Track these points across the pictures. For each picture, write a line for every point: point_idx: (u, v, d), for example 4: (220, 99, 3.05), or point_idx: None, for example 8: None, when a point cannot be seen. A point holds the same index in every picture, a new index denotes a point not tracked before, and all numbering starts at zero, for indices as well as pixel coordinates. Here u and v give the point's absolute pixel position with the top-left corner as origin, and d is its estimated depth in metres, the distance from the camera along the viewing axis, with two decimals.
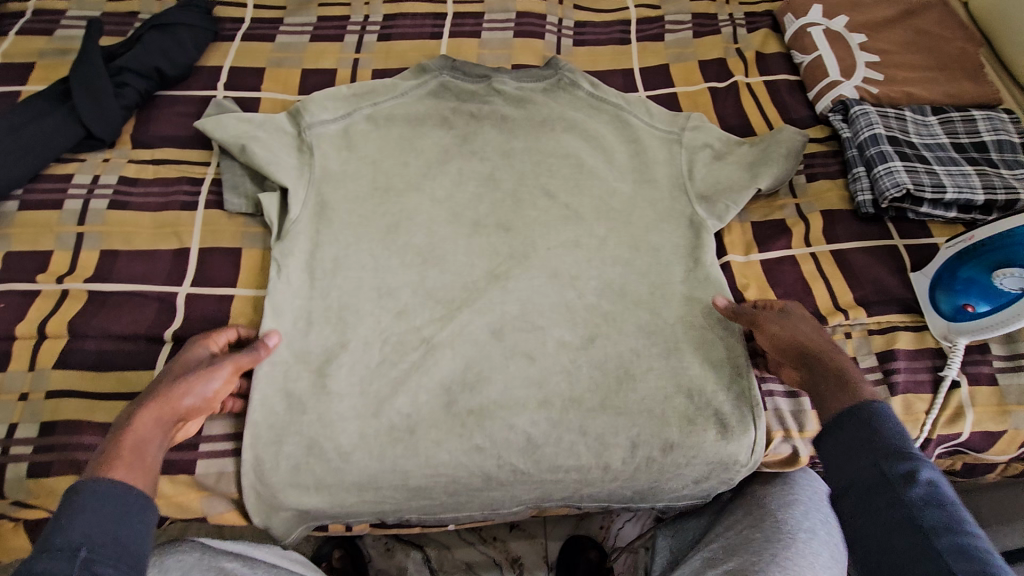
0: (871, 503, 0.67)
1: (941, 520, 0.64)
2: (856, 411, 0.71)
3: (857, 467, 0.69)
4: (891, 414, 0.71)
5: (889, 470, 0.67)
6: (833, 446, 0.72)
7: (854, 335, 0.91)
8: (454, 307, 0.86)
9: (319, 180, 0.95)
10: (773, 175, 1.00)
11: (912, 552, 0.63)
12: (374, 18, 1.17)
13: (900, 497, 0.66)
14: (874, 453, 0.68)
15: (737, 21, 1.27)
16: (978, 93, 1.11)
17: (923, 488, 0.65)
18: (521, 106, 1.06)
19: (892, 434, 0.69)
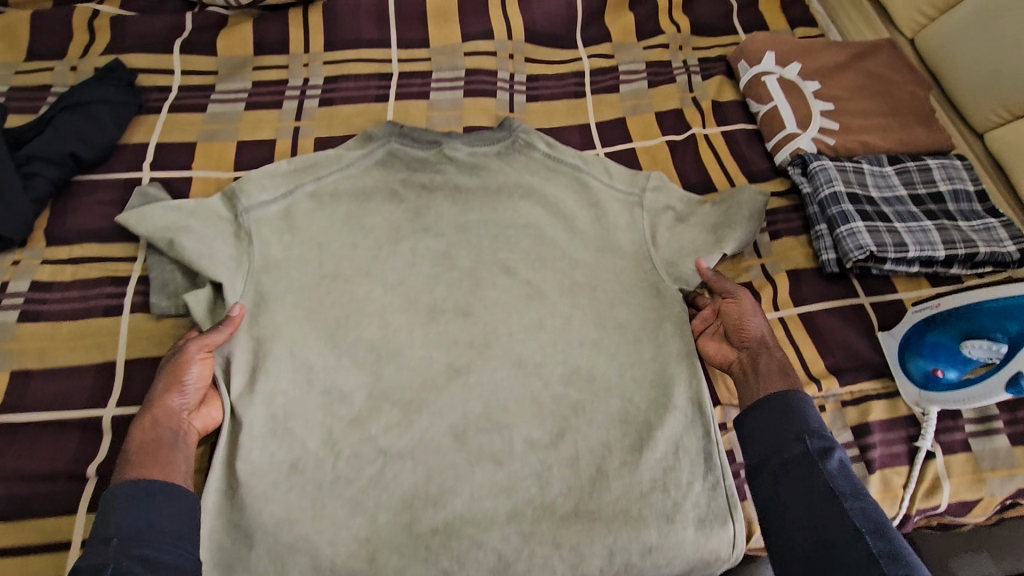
0: (789, 473, 0.72)
1: (850, 487, 0.69)
2: (783, 394, 0.78)
3: (780, 442, 0.75)
4: (811, 401, 0.78)
5: (808, 443, 0.73)
6: (759, 424, 0.77)
7: (829, 408, 0.88)
8: (414, 409, 0.80)
9: (260, 270, 0.87)
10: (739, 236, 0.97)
11: (825, 514, 0.68)
12: (314, 81, 1.10)
13: (817, 467, 0.71)
14: (795, 429, 0.75)
15: (691, 68, 1.25)
16: (931, 141, 1.11)
17: (836, 461, 0.71)
18: (475, 173, 1.01)
19: (810, 416, 0.76)
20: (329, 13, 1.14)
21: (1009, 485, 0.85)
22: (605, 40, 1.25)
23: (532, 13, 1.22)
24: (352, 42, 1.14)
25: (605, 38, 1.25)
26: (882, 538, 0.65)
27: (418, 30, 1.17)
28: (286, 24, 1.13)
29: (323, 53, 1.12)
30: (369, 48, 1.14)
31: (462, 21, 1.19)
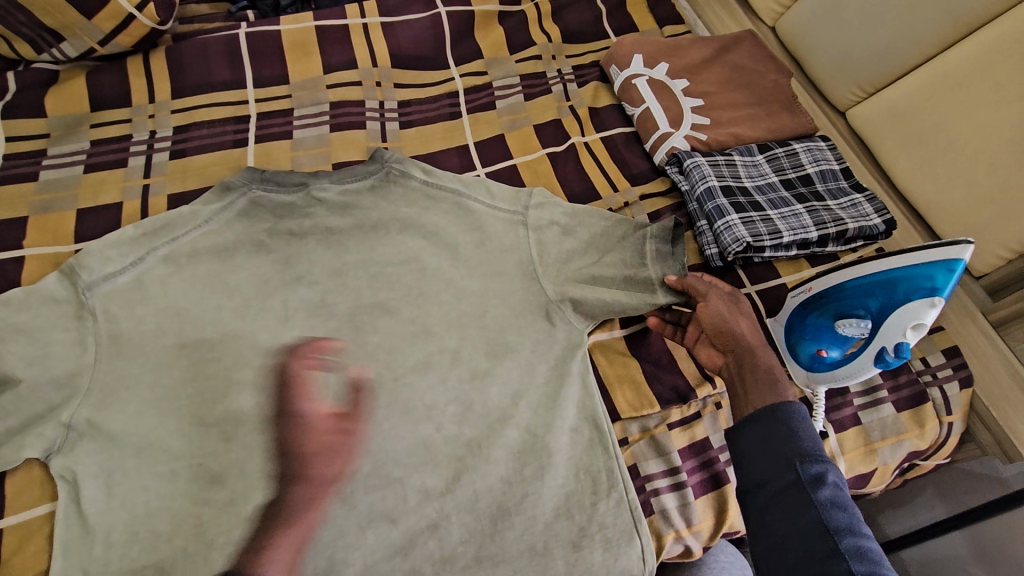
0: (778, 504, 0.64)
1: (846, 521, 0.61)
2: (774, 410, 0.69)
3: (770, 465, 0.66)
4: (805, 416, 0.69)
5: (800, 470, 0.64)
6: (751, 441, 0.69)
7: (706, 412, 0.88)
8: (293, 480, 0.75)
9: (110, 351, 0.80)
10: (650, 254, 0.93)
11: (817, 554, 0.59)
12: (163, 132, 1.02)
13: (807, 499, 0.62)
14: (789, 454, 0.65)
15: (566, 76, 1.24)
16: (796, 125, 1.16)
17: (830, 490, 0.63)
18: (347, 213, 0.95)
19: (803, 436, 0.67)
20: (174, 59, 1.07)
21: (898, 451, 0.89)
22: (477, 57, 1.23)
23: (397, 37, 1.18)
24: (202, 87, 1.07)
25: (476, 55, 1.23)
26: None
27: (275, 66, 1.11)
28: (126, 75, 1.04)
29: (172, 102, 1.05)
30: (222, 91, 1.07)
31: (323, 52, 1.14)
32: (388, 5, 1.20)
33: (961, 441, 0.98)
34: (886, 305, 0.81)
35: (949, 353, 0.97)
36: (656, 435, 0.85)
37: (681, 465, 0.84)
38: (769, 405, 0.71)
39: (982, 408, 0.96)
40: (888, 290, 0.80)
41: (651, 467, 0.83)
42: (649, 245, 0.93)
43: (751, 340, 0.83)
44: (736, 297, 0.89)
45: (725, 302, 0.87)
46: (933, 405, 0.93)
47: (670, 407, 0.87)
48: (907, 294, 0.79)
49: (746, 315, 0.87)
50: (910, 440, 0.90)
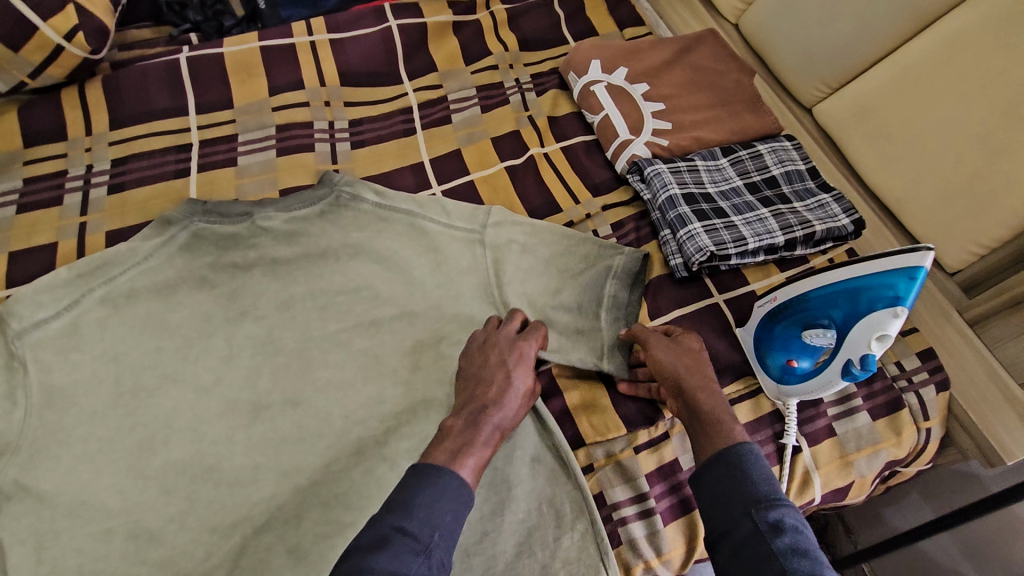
0: (737, 556, 0.59)
1: (814, 574, 0.55)
2: (726, 454, 0.66)
3: (727, 516, 0.61)
4: (759, 458, 0.65)
5: (755, 518, 0.59)
6: (708, 491, 0.64)
7: (674, 432, 0.84)
8: (237, 531, 0.72)
9: (41, 404, 0.76)
10: (606, 297, 0.91)
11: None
12: (101, 166, 0.99)
13: (764, 548, 0.57)
14: (745, 502, 0.61)
15: (523, 85, 1.20)
16: (760, 126, 1.12)
17: (791, 538, 0.58)
18: (294, 242, 0.89)
19: (758, 479, 0.63)
20: (112, 88, 1.02)
21: (875, 462, 0.86)
22: (431, 70, 1.19)
23: (346, 54, 1.14)
24: (141, 115, 1.02)
25: (430, 67, 1.19)
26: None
27: (218, 90, 1.07)
28: (59, 107, 1.00)
29: (110, 133, 1.01)
30: (163, 119, 1.03)
31: (269, 73, 1.10)
32: (337, 22, 1.16)
33: (941, 446, 0.95)
34: (850, 315, 0.77)
35: (923, 356, 0.94)
36: (622, 459, 0.82)
37: (649, 491, 0.80)
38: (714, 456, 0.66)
39: (959, 410, 0.93)
40: (851, 300, 0.77)
41: (618, 494, 0.80)
42: (610, 288, 0.91)
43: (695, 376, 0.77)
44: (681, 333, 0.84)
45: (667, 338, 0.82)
46: (909, 410, 0.90)
47: (637, 429, 0.84)
48: (870, 304, 0.75)
49: (696, 350, 0.81)
50: (887, 450, 0.87)
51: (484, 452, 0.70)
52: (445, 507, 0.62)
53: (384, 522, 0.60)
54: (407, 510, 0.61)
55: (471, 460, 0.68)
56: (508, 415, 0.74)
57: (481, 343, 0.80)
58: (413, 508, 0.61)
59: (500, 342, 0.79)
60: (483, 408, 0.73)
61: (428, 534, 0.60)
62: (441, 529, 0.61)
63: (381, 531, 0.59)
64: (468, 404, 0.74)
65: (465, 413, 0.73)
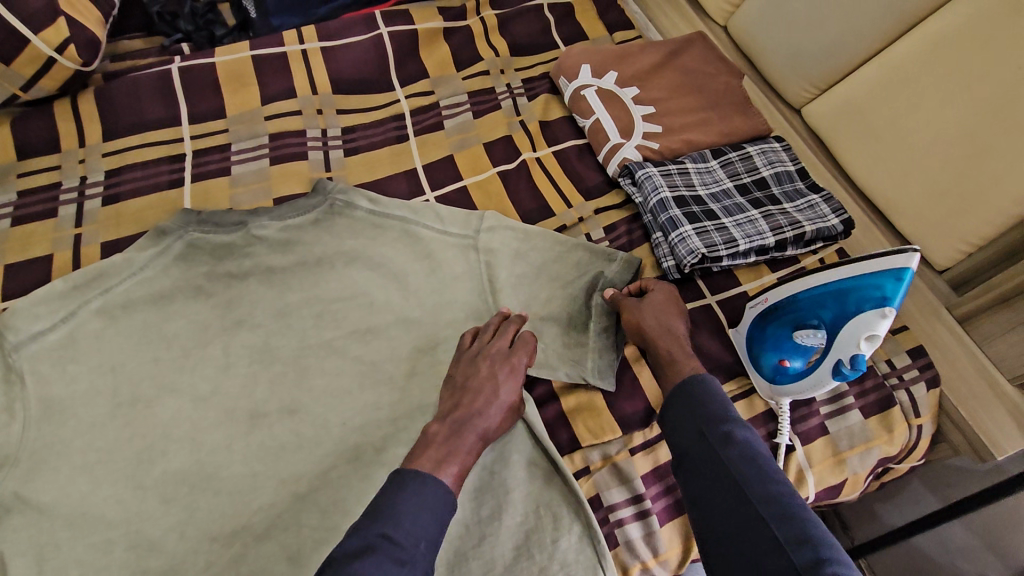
0: (696, 468, 0.66)
1: (758, 473, 0.62)
2: (683, 385, 0.73)
3: (686, 433, 0.69)
4: (713, 383, 0.72)
5: (709, 432, 0.67)
6: (671, 416, 0.71)
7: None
8: (237, 539, 0.72)
9: (39, 417, 0.76)
10: (597, 307, 0.92)
11: (734, 507, 0.61)
12: (94, 177, 0.99)
13: (718, 458, 0.64)
14: (699, 422, 0.68)
15: (515, 90, 1.21)
16: (750, 128, 1.14)
17: (739, 447, 0.65)
18: (289, 250, 0.90)
19: (711, 399, 0.70)
20: (104, 99, 1.03)
21: (868, 459, 0.88)
22: (423, 76, 1.20)
23: (338, 62, 1.15)
24: (134, 126, 1.03)
25: (422, 73, 1.20)
26: (790, 523, 0.58)
27: (211, 100, 1.07)
28: (52, 120, 1.01)
29: (103, 144, 1.01)
30: (156, 130, 1.03)
31: (261, 82, 1.10)
32: (328, 29, 1.16)
33: (933, 442, 0.96)
34: (839, 316, 0.78)
35: (913, 354, 0.95)
36: (618, 462, 0.83)
37: (645, 493, 0.81)
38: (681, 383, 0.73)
39: (950, 406, 0.95)
40: (839, 300, 0.78)
41: (614, 496, 0.81)
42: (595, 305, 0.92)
43: (662, 329, 0.83)
44: (649, 291, 0.90)
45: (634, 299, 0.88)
46: (901, 408, 0.91)
47: (631, 431, 0.85)
48: (858, 304, 0.76)
49: (666, 303, 0.87)
50: (879, 447, 0.88)
51: (468, 460, 0.70)
52: (428, 516, 0.62)
53: (369, 529, 0.60)
54: (392, 519, 0.61)
55: (453, 467, 0.68)
56: (490, 426, 0.74)
57: (473, 354, 0.80)
58: (399, 515, 0.61)
59: (492, 354, 0.79)
60: (470, 415, 0.73)
61: (412, 544, 0.60)
62: (427, 539, 0.61)
63: (366, 539, 0.59)
64: (453, 411, 0.74)
65: (450, 420, 0.73)
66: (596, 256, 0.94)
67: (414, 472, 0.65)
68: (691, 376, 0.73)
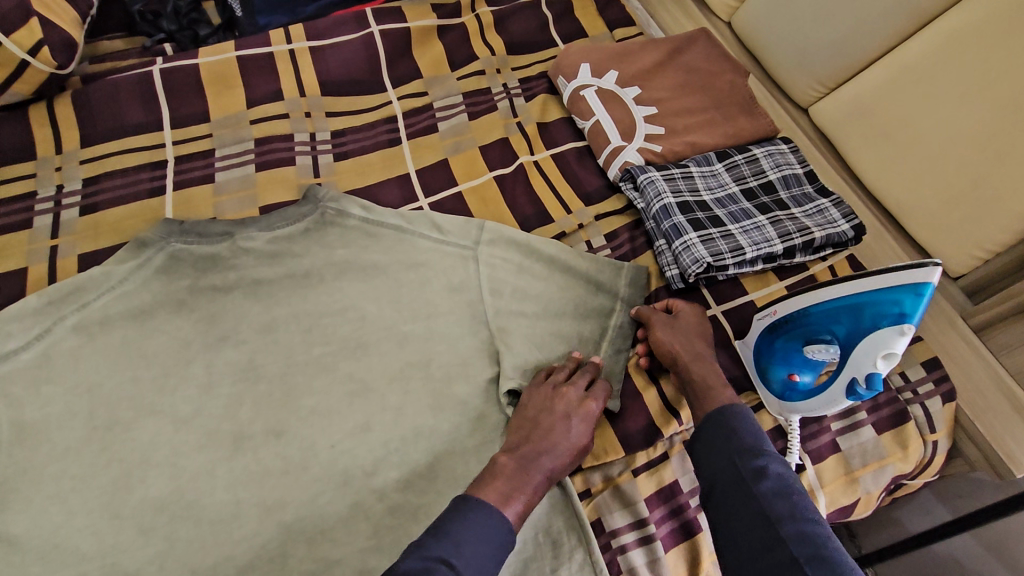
0: (725, 501, 0.64)
1: (792, 510, 0.60)
2: (716, 414, 0.71)
3: (716, 464, 0.67)
4: (746, 415, 0.70)
5: (740, 464, 0.65)
6: (702, 446, 0.70)
7: (673, 452, 0.82)
8: (219, 572, 0.69)
9: (11, 441, 0.72)
10: (612, 327, 0.89)
11: (764, 545, 0.59)
12: (72, 185, 0.95)
13: (748, 491, 0.62)
14: (732, 453, 0.66)
15: (512, 91, 1.17)
16: (756, 129, 1.09)
17: (772, 481, 0.62)
18: (276, 262, 0.86)
19: (744, 432, 0.68)
20: (82, 103, 0.99)
21: (881, 478, 0.84)
22: (416, 76, 1.15)
23: (327, 62, 1.11)
24: (113, 131, 0.99)
25: (415, 74, 1.15)
26: (825, 565, 0.54)
27: (195, 103, 1.03)
28: (28, 126, 0.97)
29: (81, 150, 0.97)
30: (136, 135, 0.99)
31: (247, 84, 1.06)
32: (317, 29, 1.12)
33: (948, 456, 0.92)
34: (853, 332, 0.75)
35: (928, 366, 0.91)
36: (620, 484, 0.80)
37: (649, 516, 0.78)
38: (713, 415, 0.71)
39: (966, 420, 0.90)
40: (855, 315, 0.74)
41: (617, 520, 0.77)
42: (614, 319, 0.90)
43: (692, 352, 0.81)
44: (677, 310, 0.88)
45: (662, 319, 0.86)
46: (915, 423, 0.88)
47: (635, 451, 0.81)
48: (875, 320, 0.72)
49: (693, 324, 0.85)
50: (893, 464, 0.85)
51: (534, 499, 0.69)
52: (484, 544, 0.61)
53: (430, 549, 0.58)
54: (454, 543, 0.59)
55: (519, 503, 0.66)
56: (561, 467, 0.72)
57: (544, 388, 0.78)
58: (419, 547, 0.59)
59: (567, 397, 0.76)
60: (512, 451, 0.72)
61: (470, 573, 0.58)
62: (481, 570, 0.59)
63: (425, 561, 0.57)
64: (522, 445, 0.72)
65: (519, 455, 0.71)
66: (601, 269, 0.92)
67: (477, 501, 0.63)
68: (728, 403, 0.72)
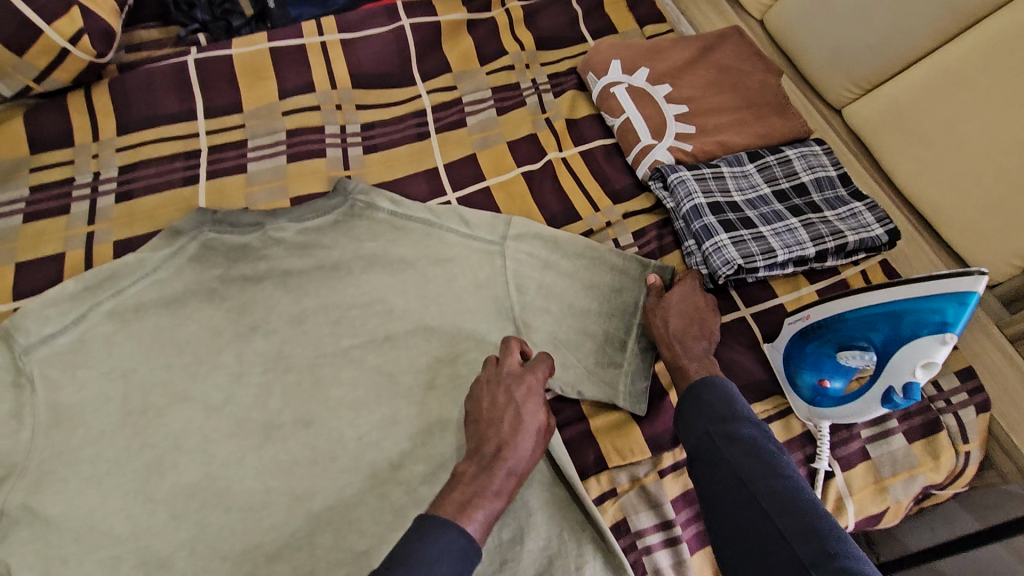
0: (705, 465, 0.66)
1: (764, 469, 0.62)
2: (691, 387, 0.73)
3: (695, 433, 0.69)
4: (721, 383, 0.72)
5: (717, 433, 0.67)
6: (682, 418, 0.72)
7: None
8: (248, 559, 0.70)
9: (49, 423, 0.74)
10: (637, 327, 0.89)
11: (742, 504, 0.61)
12: (108, 173, 0.96)
13: (724, 456, 0.65)
14: (708, 422, 0.68)
15: (540, 86, 1.16)
16: (789, 129, 1.07)
17: (746, 444, 0.64)
18: (306, 253, 0.86)
19: (720, 401, 0.70)
20: (118, 92, 1.00)
21: (911, 487, 0.83)
22: (445, 70, 1.15)
23: (358, 56, 1.11)
24: (148, 120, 1.00)
25: (444, 68, 1.15)
26: (799, 521, 0.57)
27: (228, 94, 1.04)
28: (66, 113, 0.98)
29: (116, 139, 0.98)
30: (171, 125, 1.00)
31: (279, 75, 1.07)
32: (347, 21, 1.12)
33: (980, 468, 0.90)
34: (890, 339, 0.74)
35: (963, 375, 0.89)
36: (646, 484, 0.80)
37: (674, 518, 0.78)
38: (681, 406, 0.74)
39: (1000, 431, 0.89)
40: (894, 323, 0.73)
41: (642, 521, 0.78)
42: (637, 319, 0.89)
43: (682, 335, 0.83)
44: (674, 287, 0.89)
45: (657, 300, 0.88)
46: (948, 432, 0.86)
47: (661, 452, 0.82)
48: (915, 329, 0.71)
49: (696, 307, 0.87)
50: (923, 474, 0.84)
51: (495, 504, 0.66)
52: (447, 568, 0.58)
53: None
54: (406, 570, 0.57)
55: (480, 514, 0.64)
56: (525, 454, 0.70)
57: (486, 382, 0.74)
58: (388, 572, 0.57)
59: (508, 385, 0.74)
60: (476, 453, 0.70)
61: None
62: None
63: None
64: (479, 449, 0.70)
65: (479, 456, 0.69)
66: (626, 267, 0.91)
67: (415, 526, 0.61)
68: (708, 376, 0.74)
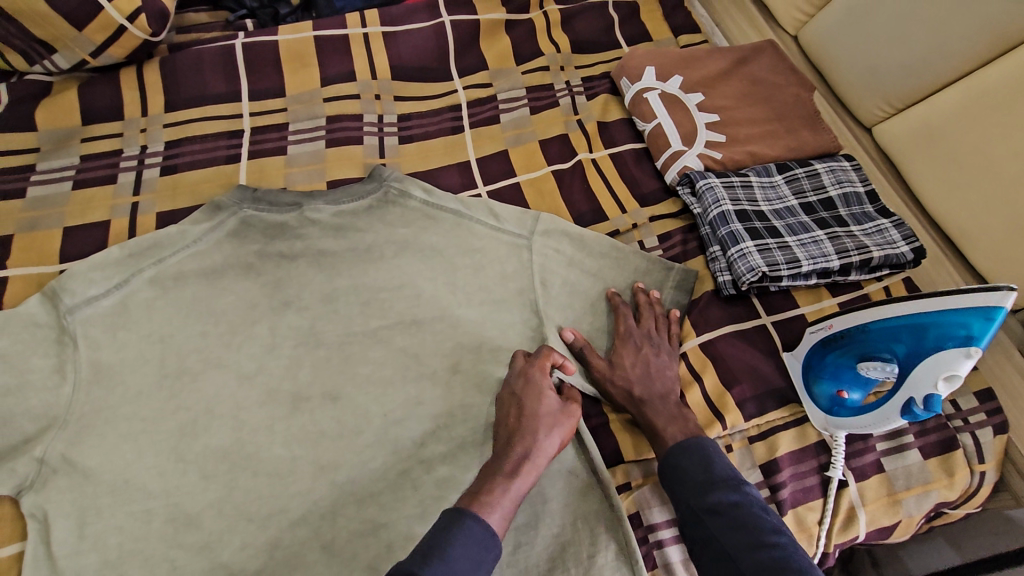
0: (696, 540, 0.67)
1: (747, 540, 0.62)
2: (666, 457, 0.74)
3: (681, 506, 0.70)
4: (695, 450, 0.72)
5: (697, 506, 0.68)
6: (668, 489, 0.73)
7: (735, 447, 0.85)
8: (272, 523, 0.72)
9: (90, 381, 0.77)
10: None
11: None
12: (154, 147, 1.00)
13: (710, 532, 0.66)
14: (687, 495, 0.69)
15: (574, 88, 1.18)
16: (819, 144, 1.08)
17: (727, 515, 0.65)
18: (341, 235, 0.89)
19: (695, 469, 0.71)
20: (168, 71, 1.03)
21: (924, 502, 0.84)
22: (482, 68, 1.17)
23: (399, 48, 1.14)
24: (195, 100, 1.03)
25: (482, 65, 1.18)
26: None
27: (271, 78, 1.07)
28: (118, 88, 1.02)
29: (164, 115, 1.02)
30: (217, 104, 1.04)
31: (321, 63, 1.10)
32: (390, 15, 1.15)
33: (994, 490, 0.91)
34: (913, 352, 0.76)
35: (982, 396, 0.90)
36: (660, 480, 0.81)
37: None
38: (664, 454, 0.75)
39: (1016, 454, 0.88)
40: (916, 335, 0.75)
41: (656, 516, 0.79)
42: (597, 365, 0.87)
43: (632, 383, 0.82)
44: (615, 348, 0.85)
45: (603, 367, 0.83)
46: (963, 451, 0.87)
47: None
48: (938, 342, 0.74)
49: (626, 348, 0.85)
50: (937, 490, 0.84)
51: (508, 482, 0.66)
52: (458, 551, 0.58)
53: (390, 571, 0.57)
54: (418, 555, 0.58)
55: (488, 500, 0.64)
56: (521, 425, 0.71)
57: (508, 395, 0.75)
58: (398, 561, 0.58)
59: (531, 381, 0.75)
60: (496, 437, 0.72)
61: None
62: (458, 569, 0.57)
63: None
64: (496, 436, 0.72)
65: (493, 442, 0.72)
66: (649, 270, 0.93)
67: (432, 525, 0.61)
68: (679, 441, 0.74)
